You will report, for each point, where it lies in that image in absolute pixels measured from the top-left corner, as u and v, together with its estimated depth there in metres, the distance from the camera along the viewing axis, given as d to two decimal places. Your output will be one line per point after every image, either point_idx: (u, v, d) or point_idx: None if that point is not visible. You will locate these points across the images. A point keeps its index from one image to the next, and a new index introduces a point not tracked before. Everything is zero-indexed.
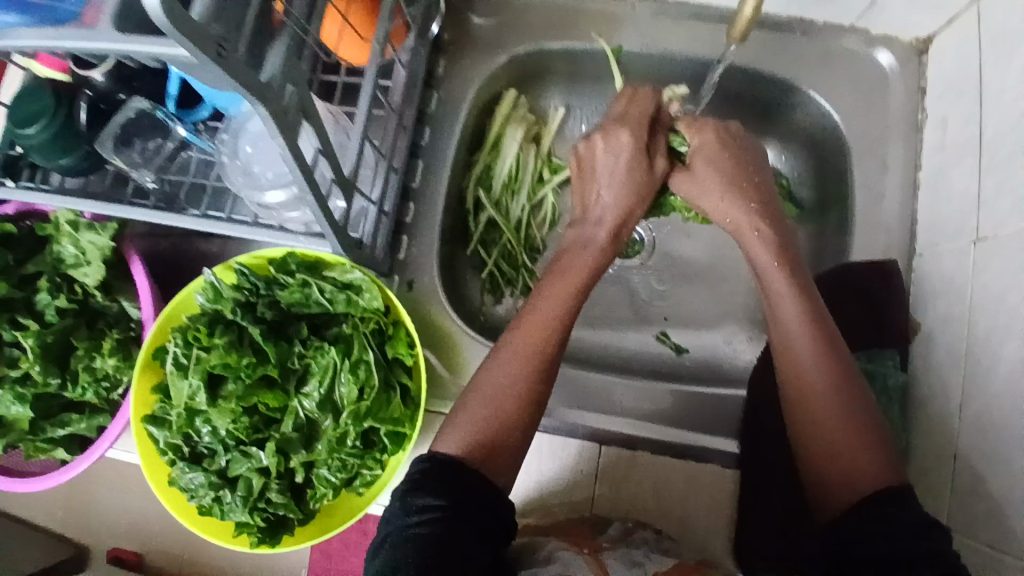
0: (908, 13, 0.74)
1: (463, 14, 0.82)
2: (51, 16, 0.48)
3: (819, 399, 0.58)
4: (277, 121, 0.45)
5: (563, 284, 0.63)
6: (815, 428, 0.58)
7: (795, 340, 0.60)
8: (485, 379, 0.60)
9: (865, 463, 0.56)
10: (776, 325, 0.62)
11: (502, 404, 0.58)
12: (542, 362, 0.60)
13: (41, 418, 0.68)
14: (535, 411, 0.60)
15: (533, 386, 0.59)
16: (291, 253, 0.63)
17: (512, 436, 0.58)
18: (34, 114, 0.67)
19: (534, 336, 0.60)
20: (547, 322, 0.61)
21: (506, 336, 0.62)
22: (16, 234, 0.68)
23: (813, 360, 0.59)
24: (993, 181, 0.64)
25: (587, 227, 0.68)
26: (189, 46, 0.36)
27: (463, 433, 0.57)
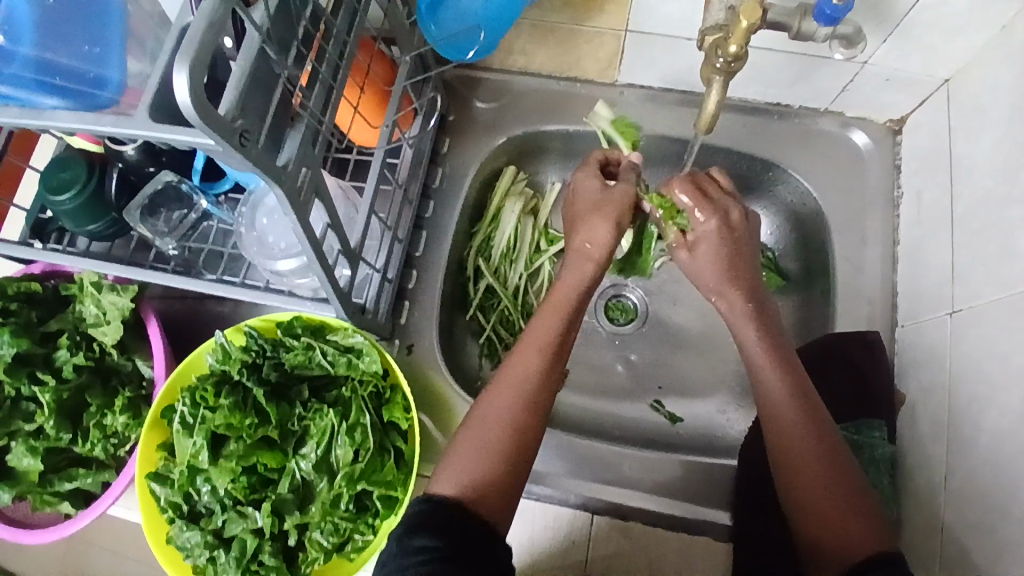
0: (878, 99, 0.80)
1: (467, 98, 0.89)
2: (88, 103, 0.51)
3: (814, 468, 0.59)
4: (289, 199, 0.49)
5: (547, 312, 0.66)
6: (811, 502, 0.59)
7: (785, 413, 0.62)
8: (480, 416, 0.62)
9: (860, 532, 0.56)
10: (766, 397, 0.64)
11: (498, 441, 0.60)
12: (528, 396, 0.62)
13: (49, 471, 0.70)
14: (531, 446, 0.61)
15: (522, 421, 0.61)
16: (297, 317, 0.67)
17: (508, 472, 0.59)
18: (67, 183, 0.72)
19: (525, 368, 0.63)
20: (532, 352, 0.63)
21: (498, 373, 0.64)
22: (41, 293, 0.73)
23: (802, 430, 0.61)
24: (965, 258, 0.68)
25: (569, 258, 0.69)
26: (216, 138, 0.41)
27: (460, 471, 0.59)
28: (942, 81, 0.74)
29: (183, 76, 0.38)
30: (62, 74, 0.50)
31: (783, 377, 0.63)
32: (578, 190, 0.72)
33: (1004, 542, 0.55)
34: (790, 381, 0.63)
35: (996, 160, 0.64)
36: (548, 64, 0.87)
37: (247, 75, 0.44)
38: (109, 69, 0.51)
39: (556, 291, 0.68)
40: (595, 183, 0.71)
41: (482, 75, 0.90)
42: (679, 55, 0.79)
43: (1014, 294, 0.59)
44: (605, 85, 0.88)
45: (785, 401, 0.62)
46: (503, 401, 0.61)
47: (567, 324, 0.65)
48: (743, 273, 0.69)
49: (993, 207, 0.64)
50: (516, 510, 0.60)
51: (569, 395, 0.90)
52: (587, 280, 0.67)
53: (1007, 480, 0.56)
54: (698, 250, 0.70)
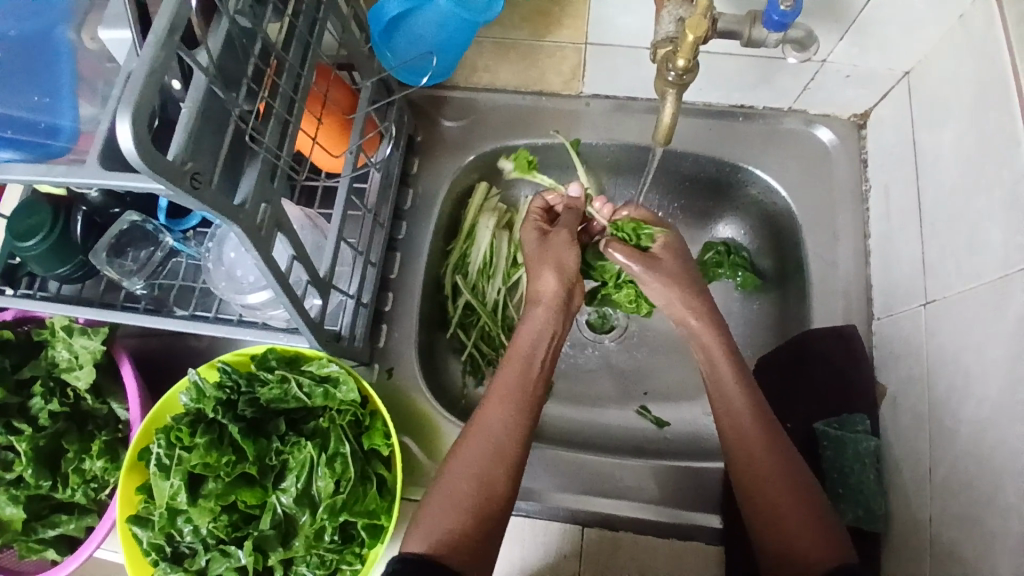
0: (840, 95, 0.81)
1: (434, 118, 0.89)
2: (42, 152, 0.50)
3: (773, 483, 0.60)
4: (250, 237, 0.49)
5: (511, 364, 0.67)
6: (776, 518, 0.59)
7: (744, 426, 0.63)
8: (449, 470, 0.62)
9: (820, 543, 0.56)
10: (725, 412, 0.65)
11: (467, 495, 0.60)
12: (497, 447, 0.62)
13: (32, 519, 0.69)
14: (502, 499, 0.61)
15: (492, 472, 0.61)
16: (271, 349, 0.66)
17: (478, 527, 0.59)
18: (33, 228, 0.71)
19: (493, 420, 0.64)
20: (499, 404, 0.64)
21: (468, 426, 0.65)
22: (13, 339, 0.72)
23: (759, 442, 0.62)
24: (934, 250, 0.68)
25: (535, 307, 0.72)
26: (166, 183, 0.40)
27: (429, 528, 0.58)
28: (902, 73, 0.75)
29: (126, 125, 0.37)
30: (12, 126, 0.49)
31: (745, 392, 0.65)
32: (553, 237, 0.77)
33: (989, 533, 0.55)
34: (750, 398, 0.65)
35: (959, 152, 0.65)
36: (513, 80, 0.87)
37: (197, 117, 0.44)
38: (60, 117, 0.50)
39: (517, 341, 0.70)
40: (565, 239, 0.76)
41: (449, 94, 0.90)
42: (641, 65, 0.80)
43: (985, 284, 0.59)
44: (571, 97, 0.89)
45: (745, 418, 0.63)
46: (471, 453, 0.62)
47: (532, 372, 0.67)
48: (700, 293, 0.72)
49: (959, 198, 0.65)
50: (493, 562, 0.59)
51: (555, 406, 0.90)
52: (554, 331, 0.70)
53: (989, 469, 0.56)
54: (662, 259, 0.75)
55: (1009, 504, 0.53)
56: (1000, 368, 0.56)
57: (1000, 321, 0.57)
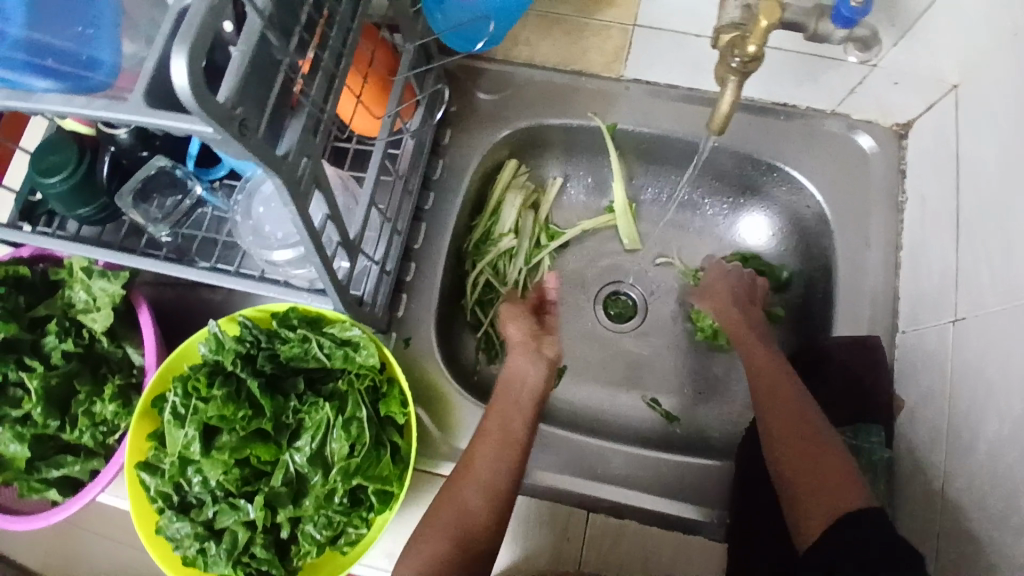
0: (886, 101, 0.79)
1: (469, 89, 0.88)
2: (81, 86, 0.48)
3: (794, 424, 0.66)
4: (290, 190, 0.48)
5: (498, 408, 0.69)
6: (796, 454, 0.63)
7: (773, 384, 0.70)
8: (438, 507, 0.64)
9: (837, 479, 0.60)
10: (757, 373, 0.73)
11: (447, 537, 0.61)
12: (480, 491, 0.63)
13: (36, 459, 0.68)
14: (481, 543, 0.61)
15: (473, 516, 0.62)
16: (293, 308, 0.66)
17: (457, 570, 0.60)
18: (57, 166, 0.69)
19: (481, 460, 0.65)
20: (487, 448, 0.66)
21: (459, 464, 0.66)
22: (30, 278, 0.71)
23: (784, 399, 0.68)
24: (968, 266, 0.67)
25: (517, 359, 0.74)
26: (216, 126, 0.39)
27: (416, 562, 0.60)
28: (949, 86, 0.73)
29: (182, 62, 0.36)
30: (53, 55, 0.47)
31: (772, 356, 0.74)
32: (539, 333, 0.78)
33: (1000, 554, 0.55)
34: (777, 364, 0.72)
35: (1002, 167, 0.64)
36: (552, 57, 0.86)
37: (249, 60, 0.42)
38: (104, 52, 0.48)
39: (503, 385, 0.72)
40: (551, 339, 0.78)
41: (485, 65, 0.88)
42: (688, 51, 0.78)
43: (1017, 304, 0.59)
44: (610, 79, 0.87)
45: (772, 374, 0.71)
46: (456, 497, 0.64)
47: (519, 413, 0.69)
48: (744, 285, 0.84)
49: (997, 216, 0.64)
50: None
51: (566, 391, 0.90)
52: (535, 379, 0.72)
53: (1006, 489, 0.56)
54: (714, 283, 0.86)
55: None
56: None
57: None
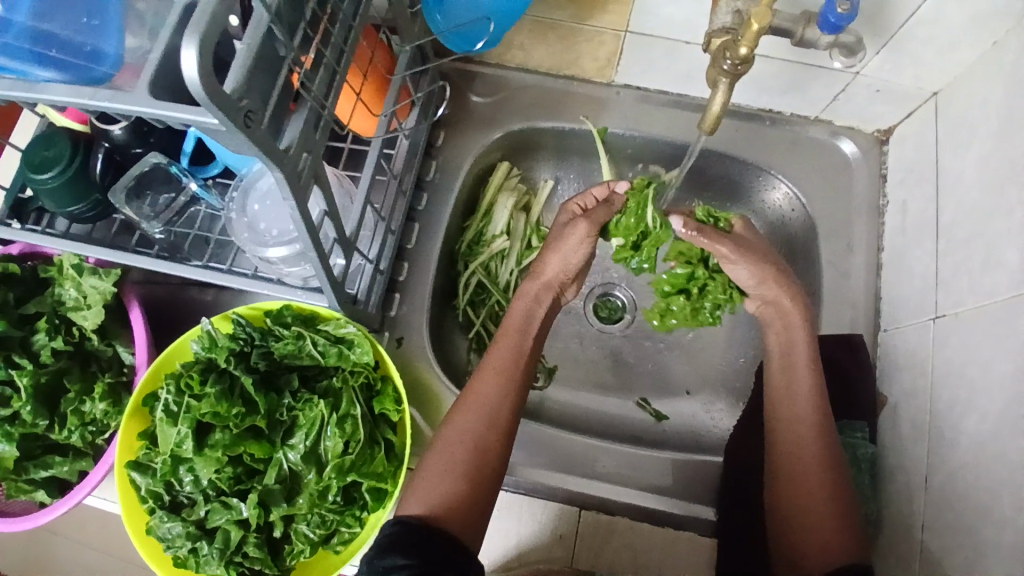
0: (867, 110, 0.82)
1: (463, 92, 0.89)
2: (83, 77, 0.49)
3: (810, 469, 0.63)
4: (290, 183, 0.48)
5: (501, 340, 0.68)
6: (800, 501, 0.62)
7: (802, 418, 0.66)
8: (443, 439, 0.63)
9: (841, 545, 0.59)
10: (787, 402, 0.67)
11: (462, 458, 0.61)
12: (490, 416, 0.63)
13: (24, 458, 0.67)
14: (493, 466, 0.62)
15: (485, 439, 0.62)
16: (288, 305, 0.66)
17: (472, 489, 0.60)
18: (49, 161, 0.70)
19: (485, 392, 0.64)
20: (492, 375, 0.66)
21: (459, 398, 0.65)
22: (19, 274, 0.70)
23: (813, 446, 0.64)
24: (949, 268, 0.70)
25: (525, 287, 0.73)
26: (221, 117, 0.40)
27: (426, 492, 0.59)
28: (931, 93, 0.76)
29: (193, 53, 0.37)
30: (57, 46, 0.48)
31: (813, 380, 0.67)
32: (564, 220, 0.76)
33: (984, 545, 0.56)
34: (815, 401, 0.66)
35: (983, 171, 0.66)
36: (545, 62, 0.87)
37: (253, 53, 0.43)
38: (108, 44, 0.48)
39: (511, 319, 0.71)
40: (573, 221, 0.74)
41: (478, 69, 0.90)
42: (679, 58, 0.80)
43: (997, 301, 0.61)
44: (602, 84, 0.89)
45: (804, 406, 0.66)
46: (468, 420, 0.63)
47: (524, 346, 0.68)
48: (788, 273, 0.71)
49: (977, 219, 0.66)
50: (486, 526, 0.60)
51: (556, 391, 0.91)
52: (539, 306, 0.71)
53: (986, 482, 0.58)
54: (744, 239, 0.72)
55: (1005, 517, 0.54)
56: (1006, 383, 0.58)
57: (1010, 340, 0.58)
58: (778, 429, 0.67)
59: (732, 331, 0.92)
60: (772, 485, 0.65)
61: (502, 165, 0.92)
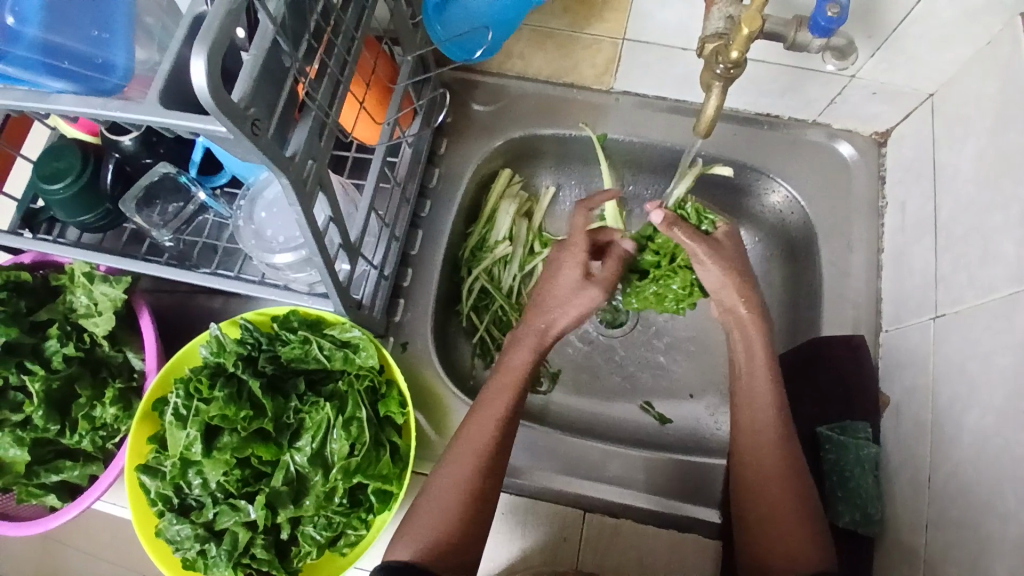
0: (863, 112, 0.83)
1: (464, 101, 0.90)
2: (93, 87, 0.51)
3: (771, 478, 0.64)
4: (296, 189, 0.50)
5: (502, 386, 0.68)
6: (764, 515, 0.63)
7: (763, 426, 0.67)
8: (436, 484, 0.64)
9: (809, 552, 0.60)
10: (748, 411, 0.68)
11: (455, 505, 0.62)
12: (485, 466, 0.64)
13: (35, 463, 0.68)
14: (485, 513, 0.63)
15: (479, 487, 0.63)
16: (294, 310, 0.67)
17: (463, 536, 0.61)
18: (62, 172, 0.72)
19: (480, 437, 0.65)
20: (489, 424, 0.66)
21: (453, 442, 0.66)
22: (30, 283, 0.71)
23: (773, 457, 0.65)
24: (947, 266, 0.70)
25: (524, 332, 0.73)
26: (229, 125, 0.41)
27: (415, 538, 0.61)
28: (927, 94, 0.77)
29: (202, 64, 0.38)
30: (68, 57, 0.49)
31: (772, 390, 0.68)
32: (562, 264, 0.74)
33: (987, 541, 0.56)
34: (776, 410, 0.67)
35: (979, 170, 0.67)
36: (545, 70, 0.89)
37: (260, 63, 0.44)
38: (117, 56, 0.51)
39: (509, 363, 0.71)
40: (573, 274, 0.73)
41: (480, 78, 0.91)
42: (676, 64, 0.81)
43: (996, 298, 0.61)
44: (601, 91, 0.90)
45: (764, 415, 0.67)
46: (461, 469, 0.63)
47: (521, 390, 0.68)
48: (751, 279, 0.72)
49: (974, 217, 0.67)
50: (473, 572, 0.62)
51: (560, 395, 0.91)
52: (537, 354, 0.72)
53: (989, 477, 0.58)
54: (723, 242, 0.74)
55: (1008, 511, 0.54)
56: (1006, 378, 0.58)
57: (1009, 336, 0.59)
58: (740, 440, 0.68)
59: None
60: (739, 495, 0.65)
61: (506, 172, 0.92)
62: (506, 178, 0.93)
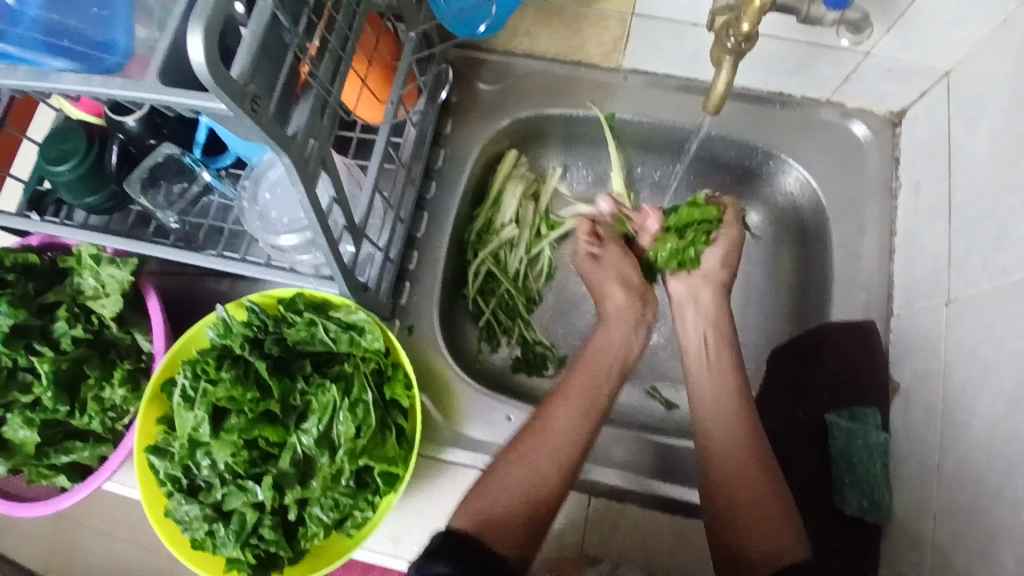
0: (878, 91, 0.81)
1: (470, 80, 0.89)
2: (94, 67, 0.50)
3: (747, 469, 0.64)
4: (298, 169, 0.49)
5: (584, 370, 0.70)
6: (745, 506, 0.62)
7: (730, 420, 0.67)
8: (505, 458, 0.64)
9: (787, 545, 0.60)
10: (710, 407, 0.69)
11: (521, 478, 0.62)
12: (559, 444, 0.64)
13: (45, 444, 0.69)
14: (552, 493, 0.62)
15: (548, 464, 0.63)
16: (300, 293, 0.66)
17: (523, 509, 0.60)
18: (67, 153, 0.72)
19: (562, 422, 0.65)
20: (568, 406, 0.66)
21: (528, 422, 0.67)
22: (38, 265, 0.72)
23: (746, 451, 0.65)
24: (961, 248, 0.69)
25: (608, 325, 0.76)
26: (229, 102, 0.41)
27: (476, 507, 0.60)
28: (943, 72, 0.75)
29: (198, 38, 0.37)
30: (68, 36, 0.49)
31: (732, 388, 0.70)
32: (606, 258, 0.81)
33: (996, 525, 0.56)
34: (737, 406, 0.69)
35: (995, 148, 0.65)
36: (552, 47, 0.87)
37: (260, 39, 0.44)
38: (118, 34, 0.50)
39: (590, 353, 0.73)
40: (620, 256, 0.81)
41: (485, 57, 0.90)
42: (685, 40, 0.79)
43: (1010, 280, 0.60)
44: (609, 69, 0.88)
45: (729, 409, 0.68)
46: (532, 445, 0.64)
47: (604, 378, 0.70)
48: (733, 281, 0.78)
49: (988, 198, 0.65)
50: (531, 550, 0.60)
51: None
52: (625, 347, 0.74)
53: (1000, 461, 0.57)
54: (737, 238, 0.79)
55: (1018, 496, 0.54)
56: (1017, 361, 0.57)
57: (1023, 318, 0.57)
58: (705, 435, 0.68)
59: (744, 321, 0.93)
60: (704, 485, 0.65)
61: (512, 154, 0.92)
62: (512, 159, 0.92)
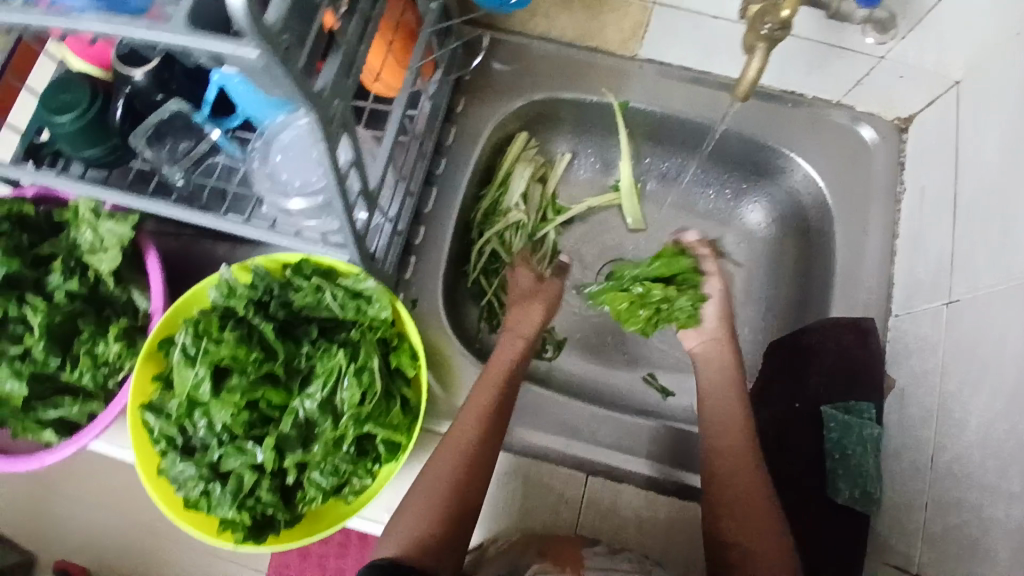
0: (888, 96, 0.82)
1: (485, 58, 0.88)
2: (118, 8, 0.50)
3: (742, 467, 0.66)
4: (323, 126, 0.48)
5: (486, 379, 0.68)
6: (739, 506, 0.63)
7: (729, 418, 0.69)
8: (423, 478, 0.63)
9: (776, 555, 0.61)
10: (712, 407, 0.71)
11: (440, 498, 0.60)
12: (468, 455, 0.63)
13: (33, 398, 0.67)
14: (471, 508, 0.61)
15: (461, 479, 0.61)
16: (306, 259, 0.66)
17: (444, 527, 0.59)
18: (70, 104, 0.69)
19: (468, 432, 0.64)
20: (474, 414, 0.65)
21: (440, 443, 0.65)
22: (33, 217, 0.70)
23: (740, 446, 0.67)
24: (962, 253, 0.70)
25: (506, 336, 0.74)
26: (263, 47, 0.40)
27: (400, 532, 0.59)
28: (952, 82, 0.76)
29: None
30: None
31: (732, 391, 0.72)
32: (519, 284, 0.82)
33: (988, 521, 0.57)
34: (742, 409, 0.70)
35: (1002, 156, 0.67)
36: (569, 31, 0.87)
37: None
38: None
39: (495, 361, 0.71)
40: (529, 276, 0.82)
41: (501, 36, 0.89)
42: (704, 32, 0.79)
43: (1011, 284, 0.61)
44: (624, 57, 0.88)
45: (733, 409, 0.70)
46: (445, 462, 0.62)
47: (502, 393, 0.67)
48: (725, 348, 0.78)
49: (993, 204, 0.67)
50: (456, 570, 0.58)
51: (564, 363, 0.91)
52: (521, 355, 0.72)
53: (994, 460, 0.59)
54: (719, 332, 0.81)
55: (1011, 494, 0.55)
56: (1017, 364, 0.58)
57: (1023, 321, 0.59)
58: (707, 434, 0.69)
59: (742, 318, 0.94)
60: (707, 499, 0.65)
61: (522, 137, 0.91)
62: (521, 142, 0.92)
